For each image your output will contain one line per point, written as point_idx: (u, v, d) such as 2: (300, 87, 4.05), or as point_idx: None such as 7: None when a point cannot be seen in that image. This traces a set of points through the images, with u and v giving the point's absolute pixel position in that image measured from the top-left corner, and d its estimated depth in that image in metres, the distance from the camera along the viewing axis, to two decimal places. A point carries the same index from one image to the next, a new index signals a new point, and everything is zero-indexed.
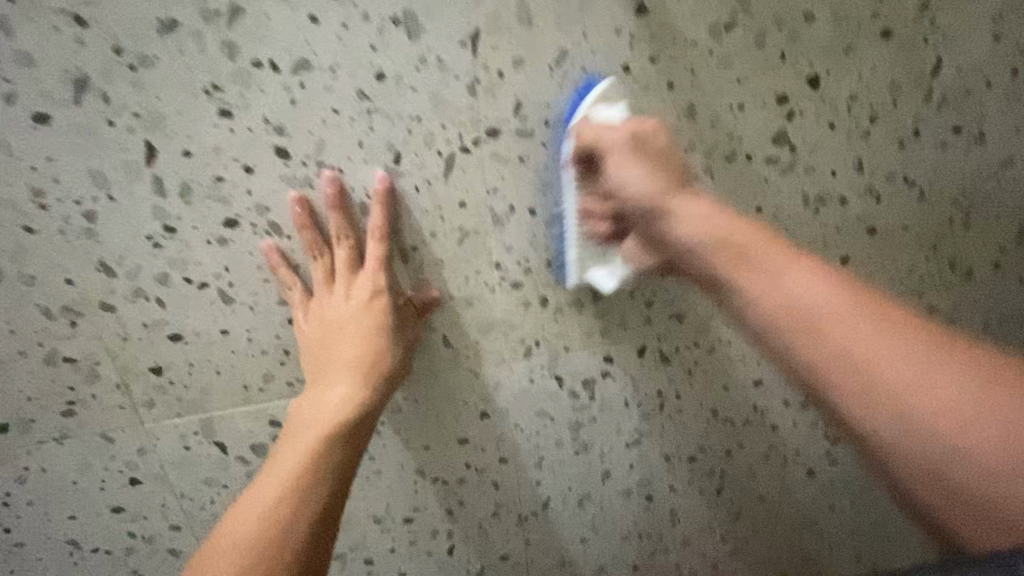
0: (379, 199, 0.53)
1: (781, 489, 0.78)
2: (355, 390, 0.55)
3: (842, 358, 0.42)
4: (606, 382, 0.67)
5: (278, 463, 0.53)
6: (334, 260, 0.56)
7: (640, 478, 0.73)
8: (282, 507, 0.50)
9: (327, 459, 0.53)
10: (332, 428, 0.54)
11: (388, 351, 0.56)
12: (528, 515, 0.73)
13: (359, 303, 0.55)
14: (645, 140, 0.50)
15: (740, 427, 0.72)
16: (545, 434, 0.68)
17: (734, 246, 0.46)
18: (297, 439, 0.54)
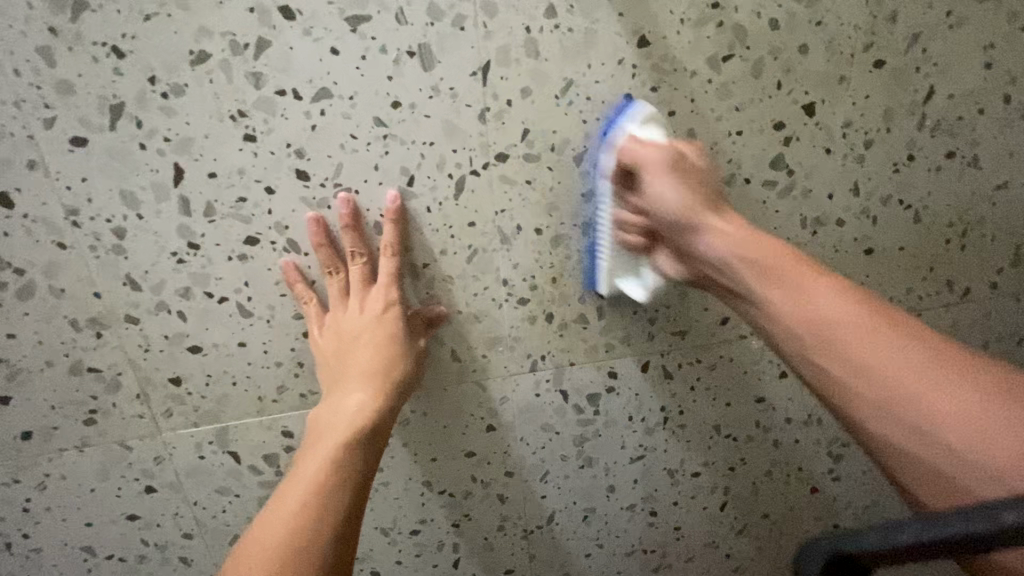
0: (392, 218, 0.56)
1: (785, 506, 0.78)
2: (370, 397, 0.57)
3: (817, 327, 0.48)
4: (610, 397, 0.68)
5: (299, 473, 0.55)
6: (348, 276, 0.58)
7: (644, 493, 0.74)
8: (305, 516, 0.52)
9: (347, 467, 0.55)
10: (349, 435, 0.56)
11: (402, 360, 0.58)
12: (533, 529, 0.73)
13: (373, 316, 0.57)
14: (683, 159, 0.54)
15: (743, 444, 0.73)
16: (550, 448, 0.70)
17: (769, 262, 0.51)
18: (316, 448, 0.56)
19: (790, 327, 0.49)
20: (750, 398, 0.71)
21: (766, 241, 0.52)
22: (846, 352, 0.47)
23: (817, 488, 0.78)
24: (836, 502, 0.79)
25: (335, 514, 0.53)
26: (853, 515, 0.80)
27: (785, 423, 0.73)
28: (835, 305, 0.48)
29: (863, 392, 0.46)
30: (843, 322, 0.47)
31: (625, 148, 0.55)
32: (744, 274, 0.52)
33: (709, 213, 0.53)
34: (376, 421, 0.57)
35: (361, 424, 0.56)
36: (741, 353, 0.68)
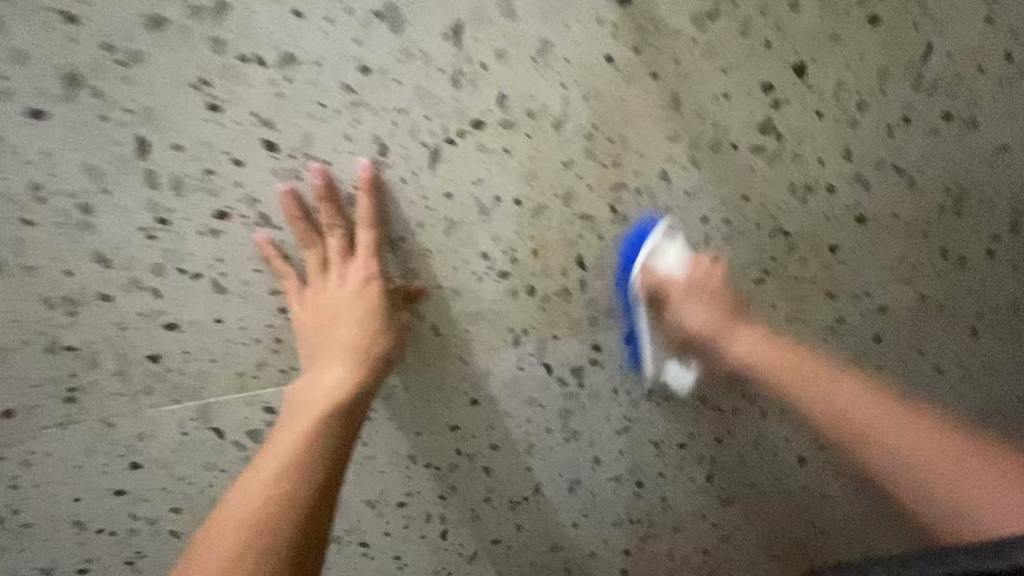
0: (367, 189, 0.54)
1: (772, 476, 0.79)
2: (345, 375, 0.56)
3: (854, 419, 0.67)
4: (595, 370, 0.68)
5: (274, 448, 0.55)
6: (325, 250, 0.57)
7: (630, 464, 0.74)
8: (275, 490, 0.52)
9: (321, 444, 0.55)
10: (324, 413, 0.55)
11: (378, 337, 0.57)
12: (520, 500, 0.74)
13: (352, 290, 0.56)
14: (703, 281, 0.62)
15: (730, 415, 0.73)
16: (536, 422, 0.70)
17: (778, 362, 0.66)
18: (292, 423, 0.56)
19: (835, 426, 0.67)
20: (736, 370, 0.70)
21: (755, 335, 0.66)
22: (877, 440, 0.66)
23: (804, 458, 0.78)
24: (823, 471, 0.80)
25: (306, 491, 0.53)
26: (840, 484, 0.81)
27: (772, 394, 0.73)
28: (848, 398, 0.66)
29: (866, 451, 0.66)
30: (843, 407, 0.66)
31: (644, 277, 0.62)
32: (786, 377, 0.67)
33: (739, 328, 0.66)
34: (351, 399, 0.56)
35: (336, 402, 0.56)
36: (728, 325, 0.67)
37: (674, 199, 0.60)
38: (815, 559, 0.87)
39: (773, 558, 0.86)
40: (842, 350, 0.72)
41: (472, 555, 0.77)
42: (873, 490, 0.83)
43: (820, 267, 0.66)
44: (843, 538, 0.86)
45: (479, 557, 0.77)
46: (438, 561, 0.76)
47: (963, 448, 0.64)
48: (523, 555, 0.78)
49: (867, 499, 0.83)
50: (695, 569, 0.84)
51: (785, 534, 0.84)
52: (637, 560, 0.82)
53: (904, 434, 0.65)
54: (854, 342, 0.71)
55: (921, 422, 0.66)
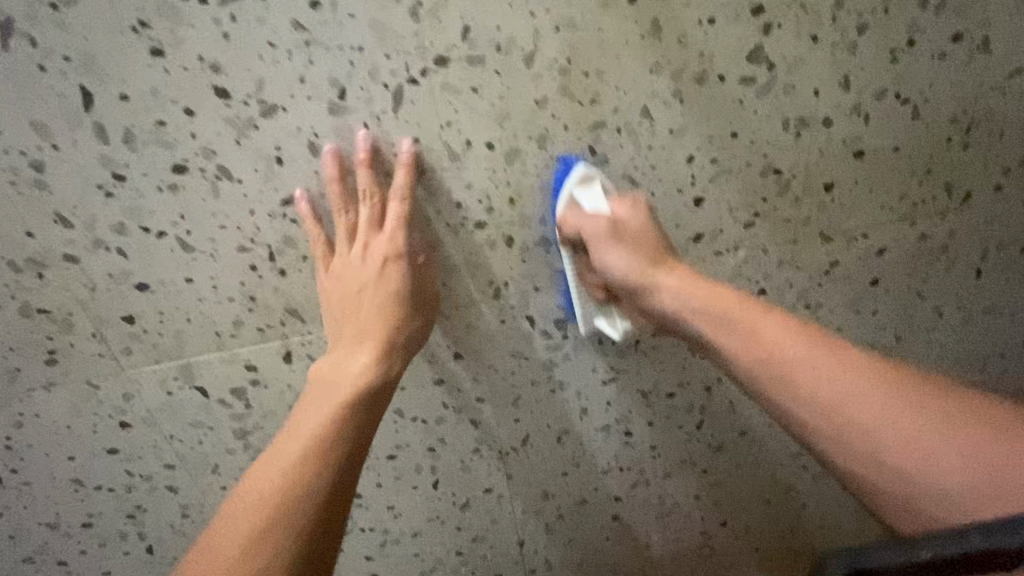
0: (411, 164, 0.53)
1: (763, 423, 0.78)
2: (368, 358, 0.55)
3: (814, 389, 0.50)
4: (579, 321, 0.66)
5: (291, 434, 0.52)
6: (358, 217, 0.56)
7: (619, 414, 0.74)
8: (295, 471, 0.49)
9: (344, 427, 0.52)
10: (349, 396, 0.54)
11: (402, 320, 0.57)
12: (509, 451, 0.74)
13: (375, 271, 0.56)
14: (623, 225, 0.56)
15: None
16: (520, 374, 0.69)
17: (710, 307, 0.55)
18: (313, 407, 0.53)
19: (781, 388, 0.52)
20: None
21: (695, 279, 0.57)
22: (853, 429, 0.49)
23: None
24: None
25: (326, 473, 0.50)
26: None
27: None
28: (774, 334, 0.53)
29: (859, 462, 0.49)
30: (796, 358, 0.51)
31: (567, 219, 0.57)
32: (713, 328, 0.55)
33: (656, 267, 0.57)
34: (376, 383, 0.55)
35: (362, 385, 0.54)
36: (716, 272, 0.65)
37: (657, 139, 0.56)
38: (807, 503, 0.88)
39: (765, 502, 0.87)
40: (837, 295, 0.69)
41: (464, 504, 0.78)
42: None
43: (815, 208, 0.63)
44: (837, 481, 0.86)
45: (471, 505, 0.78)
46: (431, 510, 0.78)
47: (879, 381, 0.49)
48: (514, 503, 0.79)
49: None
50: (687, 514, 0.86)
51: (777, 480, 0.85)
52: (629, 506, 0.83)
53: (800, 345, 0.52)
54: (851, 287, 0.69)
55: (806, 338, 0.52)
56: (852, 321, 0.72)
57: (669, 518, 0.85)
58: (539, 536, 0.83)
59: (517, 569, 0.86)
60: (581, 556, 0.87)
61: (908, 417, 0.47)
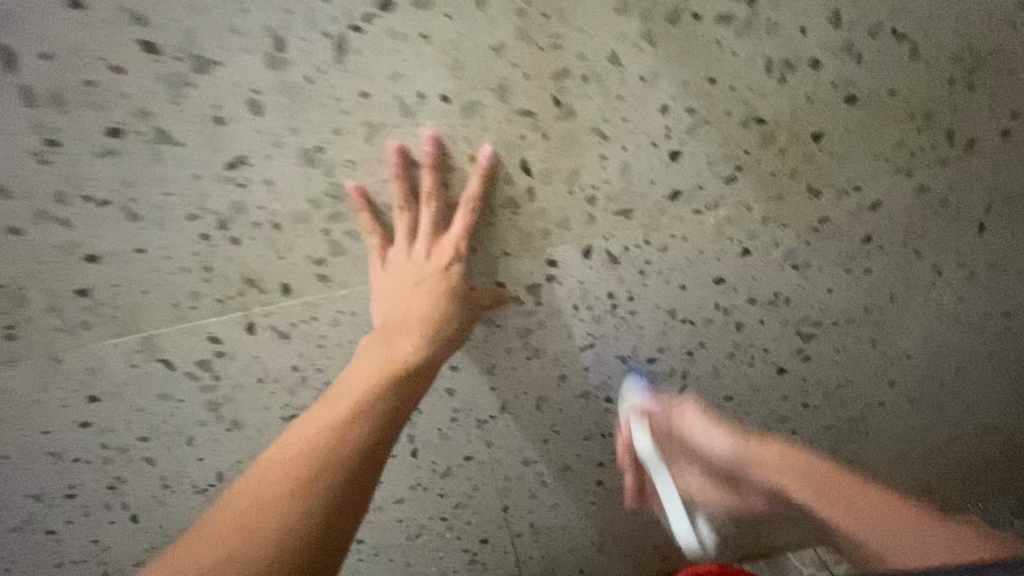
0: (481, 172, 0.54)
1: (749, 388, 0.76)
2: (418, 343, 0.57)
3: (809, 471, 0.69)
4: (553, 286, 0.63)
5: (330, 404, 0.55)
6: (418, 215, 0.57)
7: (598, 380, 0.72)
8: (331, 434, 0.51)
9: (380, 402, 0.55)
10: (387, 374, 0.56)
11: (450, 312, 0.58)
12: (486, 420, 0.73)
13: (438, 269, 0.57)
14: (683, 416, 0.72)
15: (701, 328, 0.69)
16: (493, 343, 0.67)
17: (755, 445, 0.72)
18: (351, 385, 0.56)
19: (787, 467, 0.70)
20: (707, 279, 0.65)
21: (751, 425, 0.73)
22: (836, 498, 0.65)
23: (784, 369, 0.75)
24: (805, 381, 0.77)
25: (358, 439, 0.52)
26: (823, 393, 0.79)
27: (748, 303, 0.68)
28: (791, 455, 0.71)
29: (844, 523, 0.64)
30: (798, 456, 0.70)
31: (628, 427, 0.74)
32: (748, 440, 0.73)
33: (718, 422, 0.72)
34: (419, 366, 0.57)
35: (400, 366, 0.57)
36: (696, 232, 0.61)
37: (627, 88, 0.52)
38: None
39: (752, 466, 0.86)
40: (827, 254, 0.65)
41: (445, 472, 0.77)
42: (857, 400, 0.80)
43: (802, 160, 0.58)
44: (828, 445, 0.85)
45: (452, 473, 0.78)
46: (412, 478, 0.78)
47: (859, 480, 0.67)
48: (495, 471, 0.79)
49: (851, 408, 0.81)
50: None
51: None
52: (612, 471, 0.82)
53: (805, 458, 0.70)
54: (841, 244, 0.65)
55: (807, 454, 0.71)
56: (843, 281, 0.68)
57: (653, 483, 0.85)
58: (523, 501, 0.83)
59: (502, 533, 0.87)
60: (566, 520, 0.87)
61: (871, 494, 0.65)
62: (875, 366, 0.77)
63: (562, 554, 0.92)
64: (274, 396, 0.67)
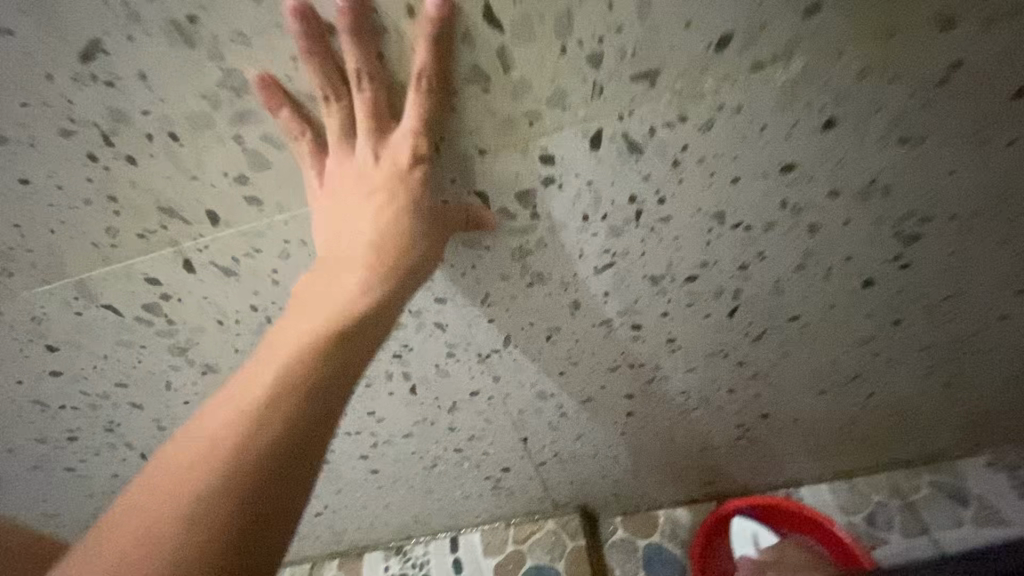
0: (427, 33, 0.37)
1: (821, 307, 0.60)
2: (367, 276, 0.41)
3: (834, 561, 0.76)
4: (551, 193, 0.47)
5: (247, 374, 0.36)
6: (353, 105, 0.41)
7: (621, 306, 0.58)
8: (233, 427, 0.32)
9: (311, 367, 0.35)
10: (323, 326, 0.38)
11: (409, 229, 0.42)
12: (489, 354, 0.62)
13: (391, 175, 0.42)
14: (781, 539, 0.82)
15: (760, 234, 0.52)
16: (484, 268, 0.53)
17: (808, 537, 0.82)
18: (272, 348, 0.37)
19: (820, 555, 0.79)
20: (769, 169, 0.47)
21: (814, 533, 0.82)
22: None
23: (872, 281, 0.57)
24: (898, 294, 0.59)
25: (282, 424, 0.33)
26: (924, 309, 0.61)
27: (828, 199, 0.50)
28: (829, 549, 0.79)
29: None
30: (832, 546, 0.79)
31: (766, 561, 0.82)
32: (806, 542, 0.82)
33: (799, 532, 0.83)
34: (369, 311, 0.40)
35: (343, 313, 0.39)
36: (754, 100, 0.42)
37: None
38: (875, 390, 0.72)
39: (820, 393, 0.71)
40: (955, 119, 0.45)
41: (452, 408, 0.69)
42: (969, 313, 0.62)
43: None
44: (922, 366, 0.68)
45: (459, 409, 0.70)
46: (416, 414, 0.70)
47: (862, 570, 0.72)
48: (508, 405, 0.70)
49: (959, 324, 0.63)
50: (718, 408, 0.72)
51: (837, 370, 0.68)
52: (644, 403, 0.71)
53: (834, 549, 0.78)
54: (980, 102, 0.44)
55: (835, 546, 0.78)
56: (974, 159, 0.48)
57: (695, 413, 0.73)
58: (543, 433, 0.75)
59: (524, 462, 0.80)
60: (595, 450, 0.79)
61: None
62: (1003, 272, 0.57)
63: (593, 480, 0.85)
64: (243, 337, 0.59)
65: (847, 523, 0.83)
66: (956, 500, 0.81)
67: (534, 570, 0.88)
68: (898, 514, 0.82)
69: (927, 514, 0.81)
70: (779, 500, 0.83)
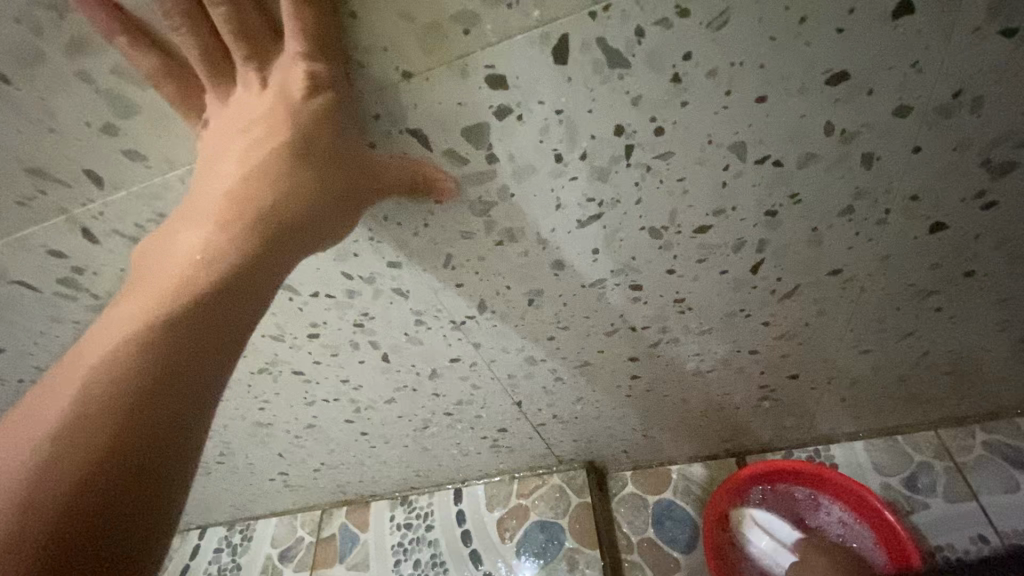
0: None
1: (871, 257, 0.47)
2: (248, 220, 0.31)
3: (842, 494, 0.73)
4: (509, 129, 0.36)
5: (81, 352, 0.27)
6: (220, 24, 0.30)
7: (615, 264, 0.47)
8: (6, 485, 0.22)
9: (135, 368, 0.25)
10: (154, 312, 0.27)
11: (300, 177, 0.32)
12: (463, 320, 0.53)
13: (288, 108, 0.32)
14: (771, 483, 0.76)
15: (794, 171, 0.39)
16: (439, 225, 0.43)
17: (799, 476, 0.75)
18: (76, 357, 0.26)
19: (818, 489, 0.75)
20: (809, 82, 0.34)
21: (802, 472, 0.75)
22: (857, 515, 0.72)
23: (943, 224, 0.44)
24: (977, 239, 0.46)
25: (106, 438, 0.24)
26: (1007, 256, 0.48)
27: (893, 119, 0.36)
28: (828, 485, 0.74)
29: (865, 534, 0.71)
30: (831, 486, 0.74)
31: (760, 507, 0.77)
32: (799, 481, 0.76)
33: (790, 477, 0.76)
34: (227, 284, 0.29)
35: (199, 274, 0.29)
36: None
37: None
38: (932, 347, 0.60)
39: (863, 351, 0.60)
40: None
41: (432, 374, 0.62)
42: None
43: None
44: (995, 320, 0.56)
45: (440, 374, 0.62)
46: (395, 380, 0.64)
47: (874, 511, 0.70)
48: (495, 370, 0.62)
49: None
50: (738, 369, 0.63)
51: (886, 327, 0.56)
52: (650, 366, 0.62)
53: (832, 486, 0.73)
54: None
55: (834, 483, 0.73)
56: None
57: (710, 374, 0.64)
58: (538, 396, 0.67)
59: (522, 423, 0.74)
60: (598, 412, 0.71)
61: (881, 523, 0.69)
62: None
63: (599, 439, 0.79)
64: None
65: (882, 485, 0.74)
66: (1014, 462, 0.71)
67: (538, 526, 0.84)
68: (944, 476, 0.73)
69: (977, 477, 0.71)
70: (785, 463, 0.74)
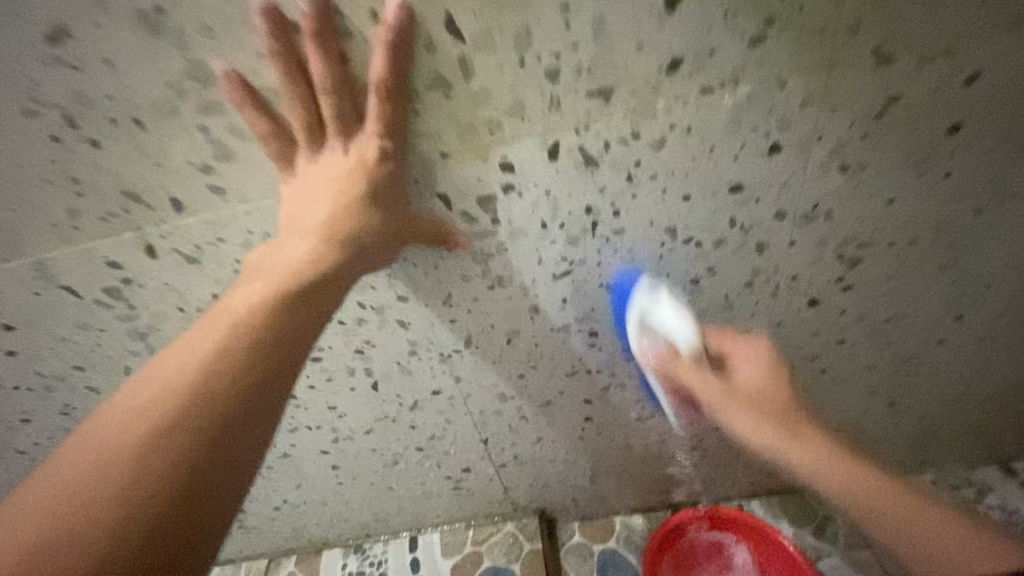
0: (387, 43, 0.38)
1: (770, 322, 0.62)
2: (322, 253, 0.43)
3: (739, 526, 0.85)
4: (511, 200, 0.49)
5: (201, 335, 0.39)
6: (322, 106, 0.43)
7: (578, 312, 0.60)
8: (156, 417, 0.34)
9: (240, 355, 0.37)
10: (253, 316, 0.39)
11: (365, 219, 0.44)
12: (450, 354, 0.63)
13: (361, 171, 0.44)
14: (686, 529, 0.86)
15: (711, 250, 0.54)
16: (446, 269, 0.54)
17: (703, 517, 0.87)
18: (205, 329, 0.39)
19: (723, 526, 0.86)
20: (719, 188, 0.49)
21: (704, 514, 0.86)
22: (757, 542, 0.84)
23: (818, 300, 0.60)
24: (843, 314, 0.62)
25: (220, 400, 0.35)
26: (867, 330, 0.64)
27: (776, 220, 0.52)
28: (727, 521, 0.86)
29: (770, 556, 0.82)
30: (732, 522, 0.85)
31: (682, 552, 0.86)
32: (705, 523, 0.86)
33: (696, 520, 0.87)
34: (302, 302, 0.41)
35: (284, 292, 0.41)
36: (703, 122, 0.45)
37: None
38: (825, 407, 0.74)
39: None
40: (889, 150, 0.48)
41: (413, 406, 0.70)
42: (909, 337, 0.65)
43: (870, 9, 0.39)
44: (868, 385, 0.71)
45: (420, 407, 0.71)
46: (378, 410, 0.71)
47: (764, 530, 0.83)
48: (469, 405, 0.71)
49: (901, 346, 0.66)
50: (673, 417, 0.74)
51: None
52: (601, 409, 0.72)
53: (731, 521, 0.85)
54: (908, 134, 0.47)
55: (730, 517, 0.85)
56: (909, 190, 0.51)
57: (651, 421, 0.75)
58: (503, 434, 0.76)
59: (485, 463, 0.81)
60: (554, 454, 0.80)
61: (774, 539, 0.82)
62: (940, 298, 0.61)
63: (551, 483, 0.86)
64: None
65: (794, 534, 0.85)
66: None
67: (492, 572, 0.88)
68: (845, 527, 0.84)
69: None
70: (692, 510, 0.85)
